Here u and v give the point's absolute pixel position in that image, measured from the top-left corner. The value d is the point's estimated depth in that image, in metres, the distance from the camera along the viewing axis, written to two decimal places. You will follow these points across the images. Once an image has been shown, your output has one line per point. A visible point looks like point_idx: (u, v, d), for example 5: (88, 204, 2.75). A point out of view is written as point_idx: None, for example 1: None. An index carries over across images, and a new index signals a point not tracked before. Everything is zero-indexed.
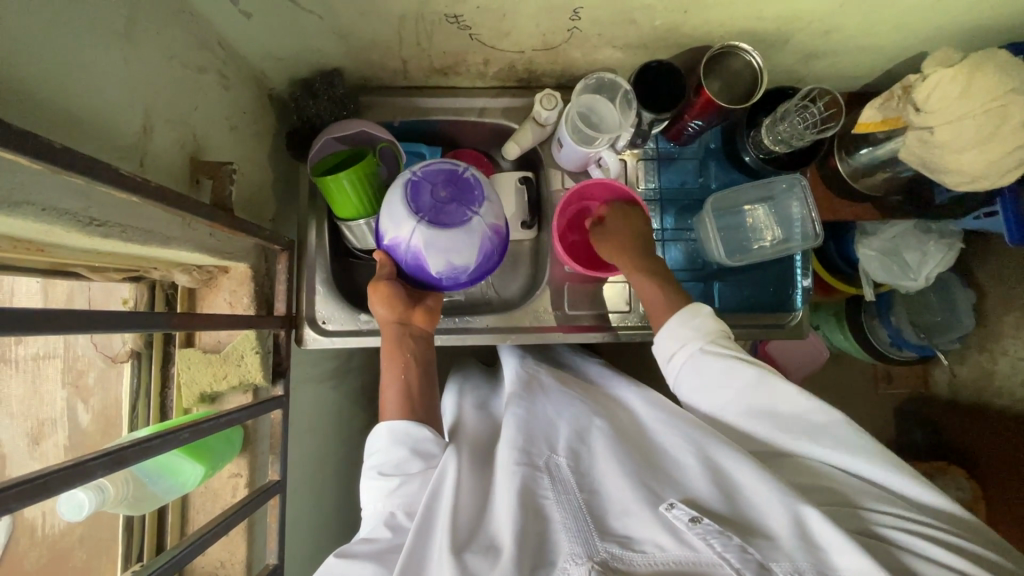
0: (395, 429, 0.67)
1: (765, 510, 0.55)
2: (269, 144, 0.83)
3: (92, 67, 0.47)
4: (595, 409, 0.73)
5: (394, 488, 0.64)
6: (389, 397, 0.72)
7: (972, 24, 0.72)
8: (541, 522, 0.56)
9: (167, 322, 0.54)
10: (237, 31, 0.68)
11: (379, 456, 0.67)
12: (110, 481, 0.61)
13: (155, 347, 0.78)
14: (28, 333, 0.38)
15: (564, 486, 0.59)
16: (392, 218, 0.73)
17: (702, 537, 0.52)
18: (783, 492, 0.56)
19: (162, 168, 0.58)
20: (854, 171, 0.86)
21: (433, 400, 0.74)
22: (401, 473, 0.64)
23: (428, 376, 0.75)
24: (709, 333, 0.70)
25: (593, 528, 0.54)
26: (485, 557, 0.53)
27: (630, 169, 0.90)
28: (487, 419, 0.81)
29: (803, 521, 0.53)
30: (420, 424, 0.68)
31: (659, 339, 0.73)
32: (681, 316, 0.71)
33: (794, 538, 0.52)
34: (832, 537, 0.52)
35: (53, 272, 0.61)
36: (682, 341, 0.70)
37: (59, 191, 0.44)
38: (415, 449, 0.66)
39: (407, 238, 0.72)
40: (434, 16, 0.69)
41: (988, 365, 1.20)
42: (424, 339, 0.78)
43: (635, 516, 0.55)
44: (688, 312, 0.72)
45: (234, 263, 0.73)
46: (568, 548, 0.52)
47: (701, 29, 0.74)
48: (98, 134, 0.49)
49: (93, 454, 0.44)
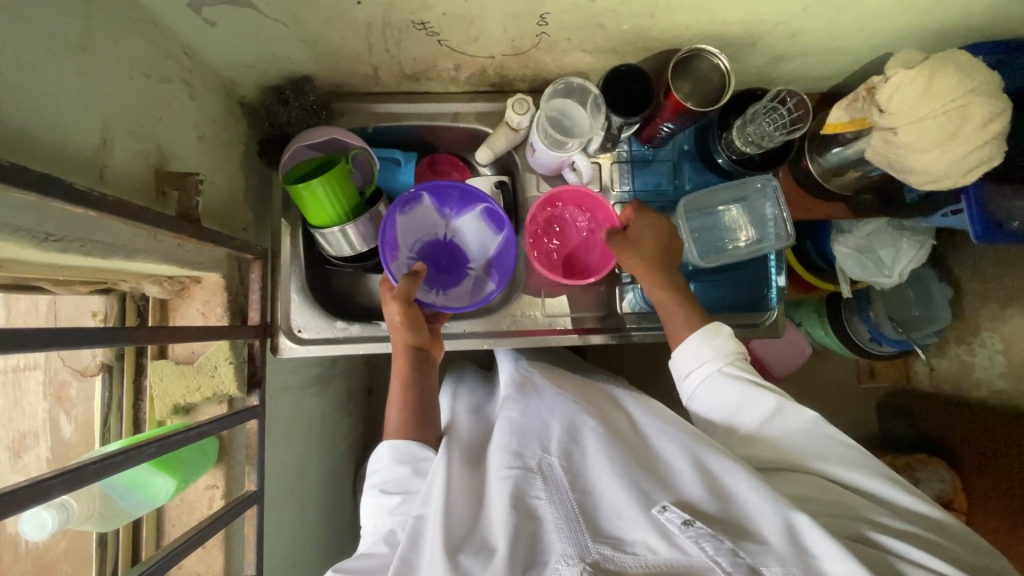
0: (398, 448, 0.70)
1: (758, 514, 0.56)
2: (241, 152, 0.82)
3: (45, 82, 0.47)
4: (588, 408, 0.74)
5: (394, 505, 0.65)
6: (391, 419, 0.75)
7: (933, 26, 0.73)
8: (533, 521, 0.56)
9: (133, 335, 0.53)
10: (202, 40, 0.67)
11: (380, 475, 0.69)
12: (75, 498, 0.60)
13: (126, 360, 0.77)
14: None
15: (557, 486, 0.60)
16: (484, 233, 0.89)
17: (694, 540, 0.52)
18: (776, 498, 0.57)
19: (124, 180, 0.58)
20: (825, 171, 0.86)
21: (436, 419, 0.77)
22: (401, 492, 0.66)
23: (427, 407, 0.76)
24: (729, 353, 0.73)
25: (585, 529, 0.54)
26: (477, 557, 0.53)
27: (604, 172, 0.91)
28: (481, 420, 0.82)
29: (794, 524, 0.54)
30: (425, 446, 0.71)
31: (677, 360, 0.75)
32: (700, 336, 0.74)
33: (787, 543, 0.53)
34: (824, 546, 0.53)
35: (16, 287, 0.60)
36: (700, 360, 0.73)
37: (11, 208, 0.43)
38: (414, 469, 0.68)
39: (465, 257, 0.90)
40: (401, 22, 0.69)
41: (965, 357, 1.22)
42: (435, 363, 0.82)
43: (626, 519, 0.55)
44: (705, 330, 0.74)
45: (205, 273, 0.72)
46: (560, 549, 0.52)
47: (668, 33, 0.74)
48: (52, 149, 0.48)
49: (50, 473, 0.43)
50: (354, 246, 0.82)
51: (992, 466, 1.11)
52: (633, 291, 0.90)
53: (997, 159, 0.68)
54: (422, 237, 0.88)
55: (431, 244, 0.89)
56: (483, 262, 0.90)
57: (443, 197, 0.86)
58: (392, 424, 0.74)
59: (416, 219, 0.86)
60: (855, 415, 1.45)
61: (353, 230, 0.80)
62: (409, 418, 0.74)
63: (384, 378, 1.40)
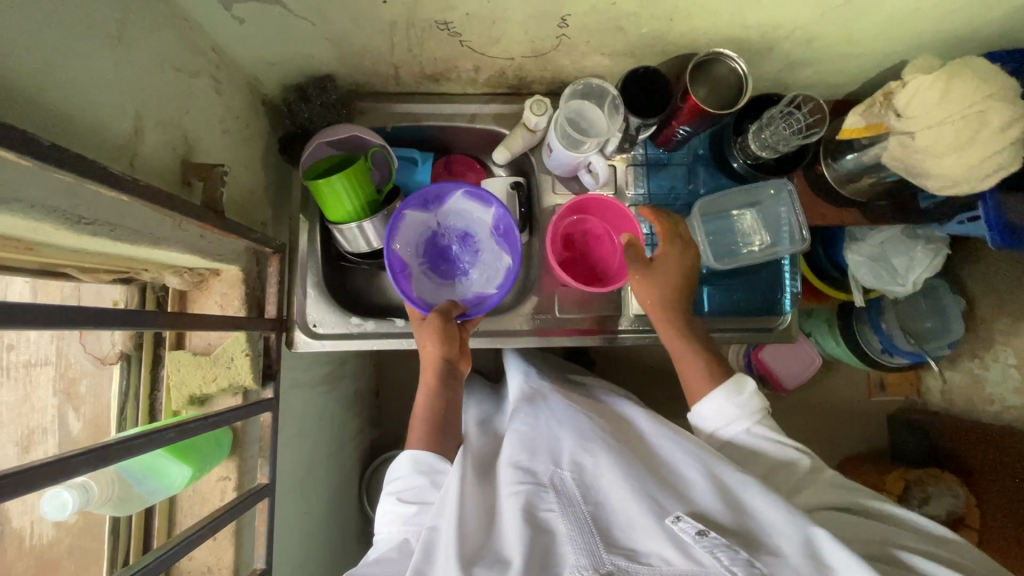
0: (418, 458, 0.70)
1: (774, 527, 0.56)
2: (262, 148, 0.84)
3: (86, 72, 0.49)
4: (598, 420, 0.73)
5: (410, 515, 0.65)
6: (415, 430, 0.75)
7: (948, 34, 0.73)
8: (547, 534, 0.56)
9: (157, 321, 0.53)
10: (230, 37, 0.69)
11: (400, 482, 0.68)
12: (94, 481, 0.61)
13: (145, 349, 0.78)
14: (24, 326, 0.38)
15: (569, 499, 0.59)
16: (477, 215, 0.86)
17: (709, 551, 0.52)
18: (792, 510, 0.56)
19: (154, 168, 0.59)
20: (839, 176, 0.87)
21: (454, 434, 0.77)
22: (417, 503, 0.66)
23: (449, 426, 0.76)
24: (754, 412, 0.71)
25: (599, 541, 0.54)
26: (493, 570, 0.53)
27: (619, 174, 0.91)
28: (489, 433, 0.82)
29: (814, 539, 0.54)
30: (442, 458, 0.71)
31: (702, 416, 0.73)
32: (730, 390, 0.72)
33: (803, 555, 0.53)
34: (841, 557, 0.52)
35: (44, 274, 0.62)
36: (729, 418, 0.71)
37: (47, 189, 0.44)
38: (433, 481, 0.68)
39: (469, 243, 0.87)
40: (424, 22, 0.70)
41: (979, 371, 1.21)
42: (462, 376, 0.82)
43: (640, 530, 0.55)
44: (732, 386, 0.72)
45: (225, 265, 0.73)
46: (574, 560, 0.52)
47: (687, 37, 0.75)
48: (87, 135, 0.49)
49: (77, 450, 0.44)
50: (371, 244, 0.83)
51: (1008, 483, 1.09)
52: None
53: (1015, 165, 0.67)
54: (421, 242, 0.86)
55: (429, 247, 0.86)
56: (489, 240, 0.86)
57: (423, 201, 0.83)
58: (416, 432, 0.75)
59: (408, 234, 0.84)
60: (865, 428, 1.43)
61: (370, 228, 0.81)
62: (432, 430, 0.74)
63: (392, 379, 1.40)
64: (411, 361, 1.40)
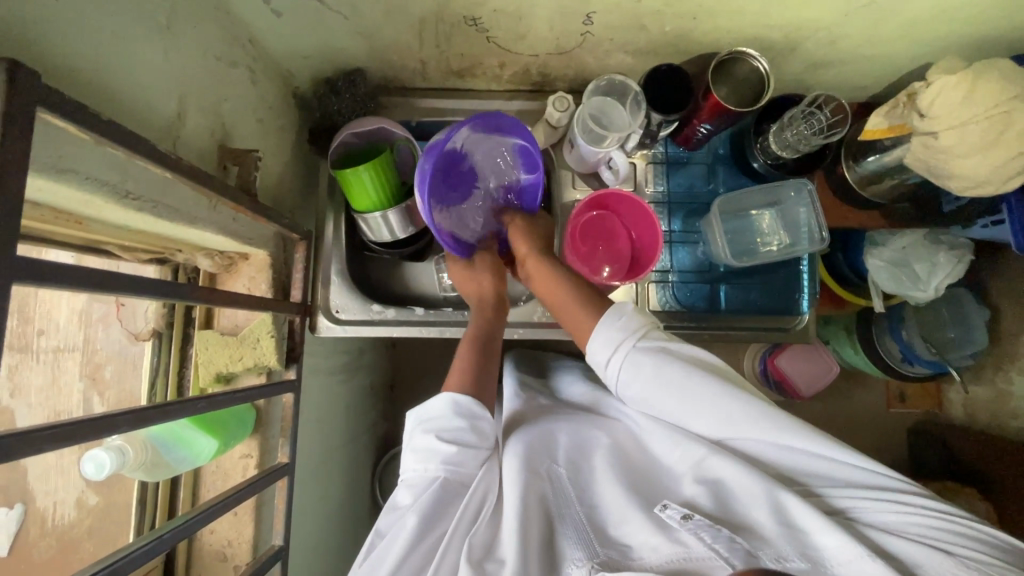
0: (460, 401, 0.66)
1: (749, 500, 0.56)
2: (292, 138, 0.87)
3: (135, 56, 0.51)
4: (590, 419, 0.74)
5: (448, 454, 0.62)
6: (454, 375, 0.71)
7: (974, 36, 0.73)
8: (542, 528, 0.58)
9: (193, 294, 0.56)
10: (267, 29, 0.72)
11: (438, 421, 0.65)
12: (130, 445, 0.64)
13: (175, 328, 0.81)
14: (83, 289, 0.41)
15: (565, 499, 0.61)
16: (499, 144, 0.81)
17: (693, 533, 0.53)
18: (766, 479, 0.56)
19: (194, 151, 0.62)
20: (861, 178, 0.86)
21: (491, 381, 0.73)
22: (457, 443, 0.63)
23: (489, 372, 0.73)
24: (638, 330, 0.66)
25: (594, 536, 0.56)
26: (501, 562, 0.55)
27: (639, 172, 0.92)
28: None
29: (784, 506, 0.54)
30: (483, 404, 0.67)
31: (591, 351, 0.68)
32: (610, 317, 0.67)
33: (778, 526, 0.53)
34: (811, 519, 0.52)
35: (87, 249, 0.65)
36: (614, 346, 0.66)
37: (99, 163, 0.47)
38: (474, 425, 0.65)
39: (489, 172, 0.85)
40: (452, 18, 0.73)
41: (1003, 384, 1.18)
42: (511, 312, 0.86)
43: (630, 523, 0.57)
44: (613, 313, 0.68)
45: (254, 249, 0.76)
46: (571, 554, 0.54)
47: (710, 35, 0.76)
48: (135, 116, 0.52)
49: (118, 410, 0.46)
50: (394, 234, 0.85)
51: None
52: (665, 289, 0.91)
53: None
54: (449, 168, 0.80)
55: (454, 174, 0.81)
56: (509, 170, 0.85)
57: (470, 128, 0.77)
58: (456, 375, 0.71)
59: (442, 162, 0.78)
60: (882, 439, 1.41)
61: (395, 217, 0.83)
62: (474, 375, 0.71)
63: (408, 373, 1.42)
64: (427, 356, 1.42)
